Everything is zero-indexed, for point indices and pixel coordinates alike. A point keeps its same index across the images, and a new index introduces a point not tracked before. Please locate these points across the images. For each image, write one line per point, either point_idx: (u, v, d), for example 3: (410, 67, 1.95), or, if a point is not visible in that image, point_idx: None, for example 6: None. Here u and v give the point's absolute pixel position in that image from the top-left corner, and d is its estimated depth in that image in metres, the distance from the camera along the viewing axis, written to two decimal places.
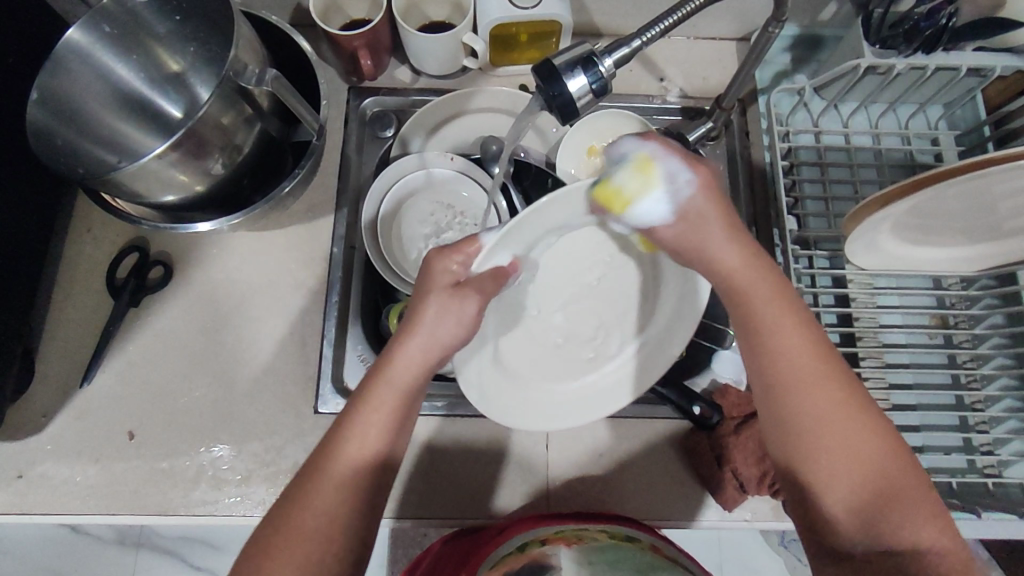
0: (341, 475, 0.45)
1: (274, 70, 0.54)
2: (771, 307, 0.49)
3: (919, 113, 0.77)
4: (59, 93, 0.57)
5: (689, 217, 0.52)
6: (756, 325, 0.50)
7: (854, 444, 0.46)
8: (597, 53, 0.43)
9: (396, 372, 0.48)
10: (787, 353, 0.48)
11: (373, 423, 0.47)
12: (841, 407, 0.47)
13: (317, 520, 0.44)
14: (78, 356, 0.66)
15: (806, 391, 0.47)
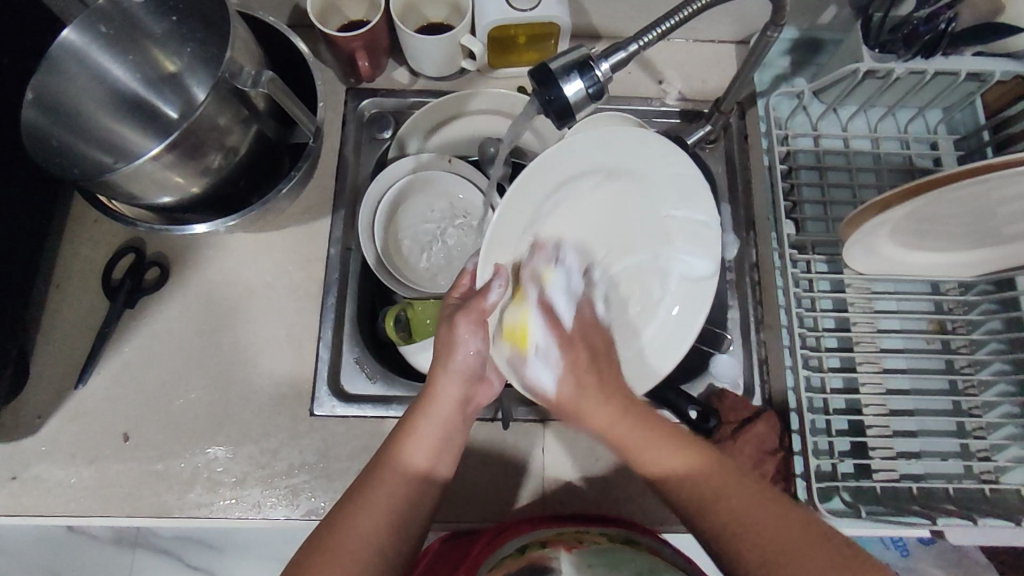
0: (392, 486, 0.51)
1: (269, 72, 0.53)
2: (632, 412, 0.52)
3: (918, 117, 0.77)
4: (55, 93, 0.57)
5: (576, 349, 0.54)
6: (621, 438, 0.52)
7: (740, 520, 0.47)
8: (594, 57, 0.43)
9: (438, 395, 0.54)
10: (673, 454, 0.51)
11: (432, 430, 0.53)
12: (729, 478, 0.49)
13: (370, 524, 0.49)
14: (75, 356, 0.66)
15: (705, 481, 0.49)
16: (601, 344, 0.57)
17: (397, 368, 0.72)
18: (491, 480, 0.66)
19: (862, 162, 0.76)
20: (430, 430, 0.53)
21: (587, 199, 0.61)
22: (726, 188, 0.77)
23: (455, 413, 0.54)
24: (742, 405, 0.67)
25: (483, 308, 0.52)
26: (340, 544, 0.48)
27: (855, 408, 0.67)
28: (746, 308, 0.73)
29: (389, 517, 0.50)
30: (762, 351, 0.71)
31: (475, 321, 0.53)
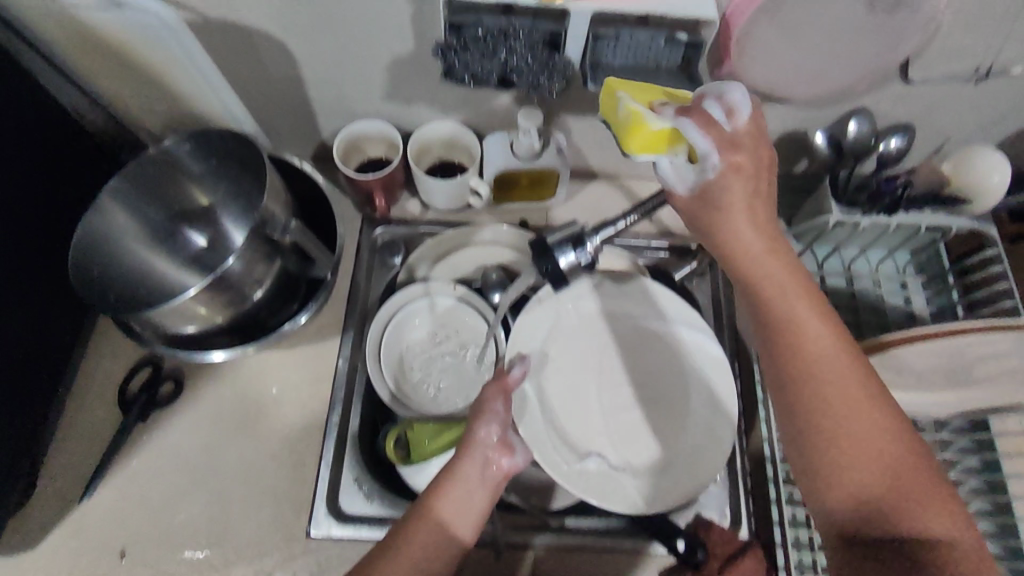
0: (421, 536, 0.55)
1: (296, 222, 0.61)
2: (792, 298, 0.49)
3: (888, 259, 0.83)
4: (99, 232, 0.64)
5: (738, 149, 0.50)
6: (797, 324, 0.48)
7: (868, 476, 0.45)
8: (587, 231, 0.48)
9: (467, 455, 0.60)
10: (807, 332, 0.48)
11: (458, 489, 0.58)
12: (869, 416, 0.46)
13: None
14: (83, 467, 0.68)
15: (836, 382, 0.46)
16: (766, 161, 0.51)
17: (393, 488, 0.73)
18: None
19: (838, 299, 0.82)
20: (459, 484, 0.59)
21: (583, 325, 0.71)
22: (713, 319, 0.82)
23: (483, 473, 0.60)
24: (724, 537, 0.68)
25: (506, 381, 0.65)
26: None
27: None
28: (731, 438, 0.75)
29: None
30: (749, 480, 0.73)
31: (500, 392, 0.65)
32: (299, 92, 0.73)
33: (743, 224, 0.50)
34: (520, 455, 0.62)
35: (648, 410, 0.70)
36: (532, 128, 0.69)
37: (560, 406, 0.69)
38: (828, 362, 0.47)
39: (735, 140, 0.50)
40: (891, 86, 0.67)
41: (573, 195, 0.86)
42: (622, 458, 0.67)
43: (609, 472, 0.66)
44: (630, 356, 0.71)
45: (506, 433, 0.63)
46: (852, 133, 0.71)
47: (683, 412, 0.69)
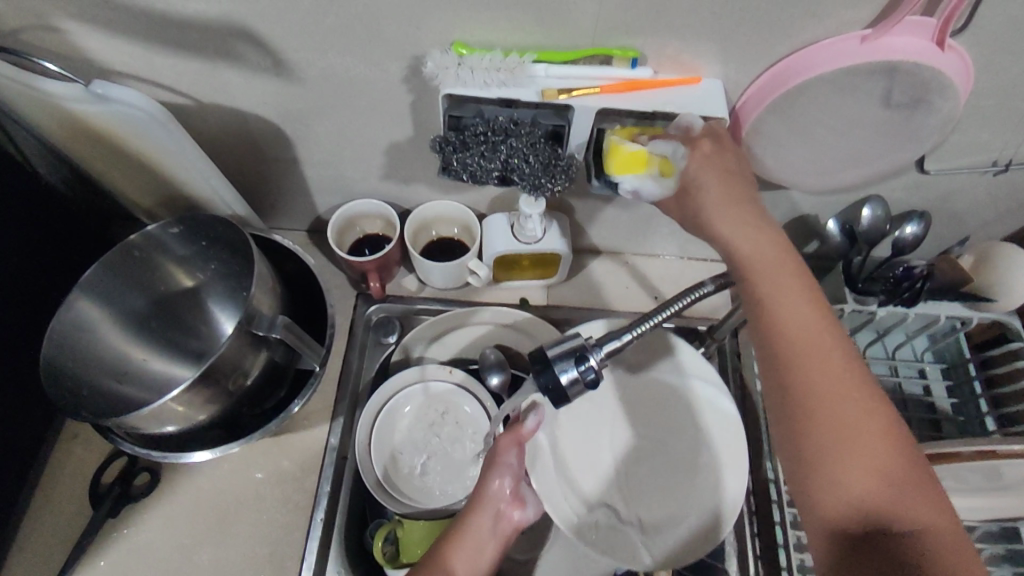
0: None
1: (286, 319, 0.57)
2: (780, 271, 0.45)
3: (905, 344, 0.80)
4: (77, 323, 0.61)
5: (698, 144, 0.51)
6: (757, 293, 0.45)
7: (869, 486, 0.40)
8: (589, 344, 0.45)
9: (480, 506, 0.58)
10: (791, 309, 0.44)
11: (471, 539, 0.57)
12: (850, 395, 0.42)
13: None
14: (46, 570, 0.63)
15: (817, 349, 0.43)
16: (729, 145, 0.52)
17: None
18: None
19: None
20: (471, 535, 0.57)
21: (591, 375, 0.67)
22: None
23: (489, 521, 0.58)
24: None
25: (518, 432, 0.60)
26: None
27: None
28: (743, 543, 0.69)
29: None
30: None
31: (515, 443, 0.60)
32: (295, 170, 0.71)
33: (714, 187, 0.50)
34: (529, 510, 0.60)
35: (660, 465, 0.65)
36: (534, 214, 0.67)
37: (574, 457, 0.64)
38: (824, 352, 0.43)
39: (694, 139, 0.52)
40: (907, 175, 0.65)
41: (576, 272, 0.84)
42: (633, 513, 0.63)
43: (615, 526, 0.62)
44: (644, 409, 0.66)
45: (519, 486, 0.60)
46: (866, 220, 0.69)
47: (693, 471, 0.63)
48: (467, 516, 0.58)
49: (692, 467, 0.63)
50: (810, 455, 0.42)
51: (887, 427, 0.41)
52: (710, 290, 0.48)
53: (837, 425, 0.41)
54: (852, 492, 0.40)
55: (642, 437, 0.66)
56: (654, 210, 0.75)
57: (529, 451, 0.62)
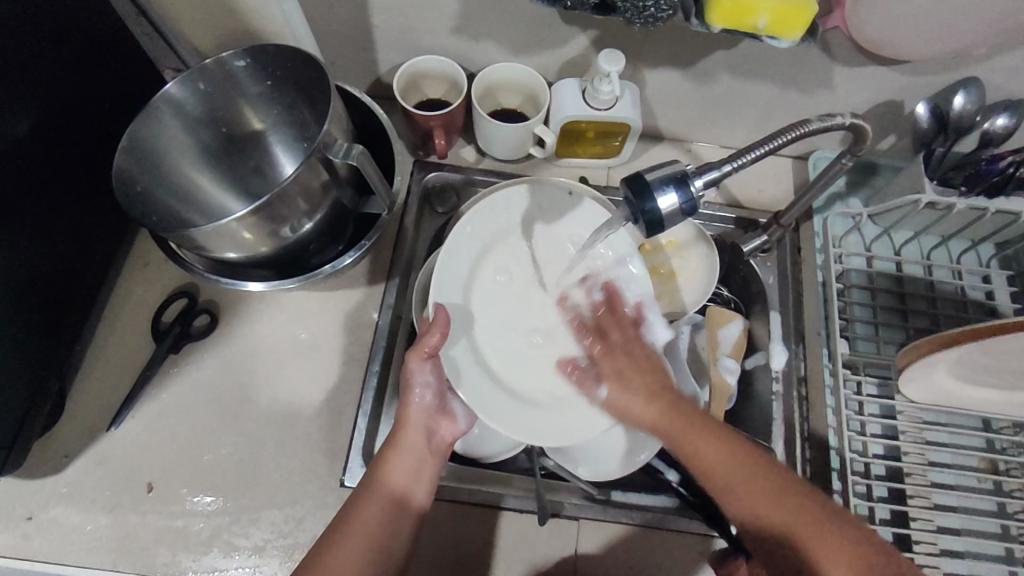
0: (372, 516, 0.53)
1: (360, 147, 0.55)
2: (677, 425, 0.52)
3: (970, 251, 0.78)
4: (146, 143, 0.59)
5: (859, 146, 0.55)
6: (673, 433, 0.52)
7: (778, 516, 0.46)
8: (689, 173, 0.44)
9: (406, 438, 0.57)
10: (689, 440, 0.51)
11: (407, 454, 0.57)
12: (746, 474, 0.48)
13: (354, 547, 0.51)
14: (110, 397, 0.65)
15: (699, 438, 0.51)
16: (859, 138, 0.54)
17: None
18: (497, 545, 0.64)
19: (916, 289, 0.76)
20: (405, 454, 0.57)
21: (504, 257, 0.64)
22: (777, 298, 0.76)
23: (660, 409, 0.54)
24: None
25: (426, 346, 0.56)
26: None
27: (903, 544, 0.64)
28: (792, 422, 0.70)
29: (368, 546, 0.52)
30: (807, 470, 0.68)
31: (424, 357, 0.56)
32: (360, 17, 0.67)
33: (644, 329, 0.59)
34: (460, 421, 0.62)
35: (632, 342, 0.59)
36: (613, 73, 0.64)
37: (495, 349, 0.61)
38: (705, 443, 0.50)
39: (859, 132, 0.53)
40: (1013, 55, 0.61)
41: (636, 155, 0.80)
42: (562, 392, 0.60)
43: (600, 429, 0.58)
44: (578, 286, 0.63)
45: (443, 395, 0.60)
46: (955, 108, 0.66)
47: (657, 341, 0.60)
48: (393, 441, 0.57)
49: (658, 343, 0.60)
50: (683, 447, 0.51)
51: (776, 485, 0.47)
52: (811, 129, 0.50)
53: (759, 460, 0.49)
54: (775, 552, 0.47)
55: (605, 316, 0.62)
56: (729, 88, 0.71)
57: (445, 364, 0.58)
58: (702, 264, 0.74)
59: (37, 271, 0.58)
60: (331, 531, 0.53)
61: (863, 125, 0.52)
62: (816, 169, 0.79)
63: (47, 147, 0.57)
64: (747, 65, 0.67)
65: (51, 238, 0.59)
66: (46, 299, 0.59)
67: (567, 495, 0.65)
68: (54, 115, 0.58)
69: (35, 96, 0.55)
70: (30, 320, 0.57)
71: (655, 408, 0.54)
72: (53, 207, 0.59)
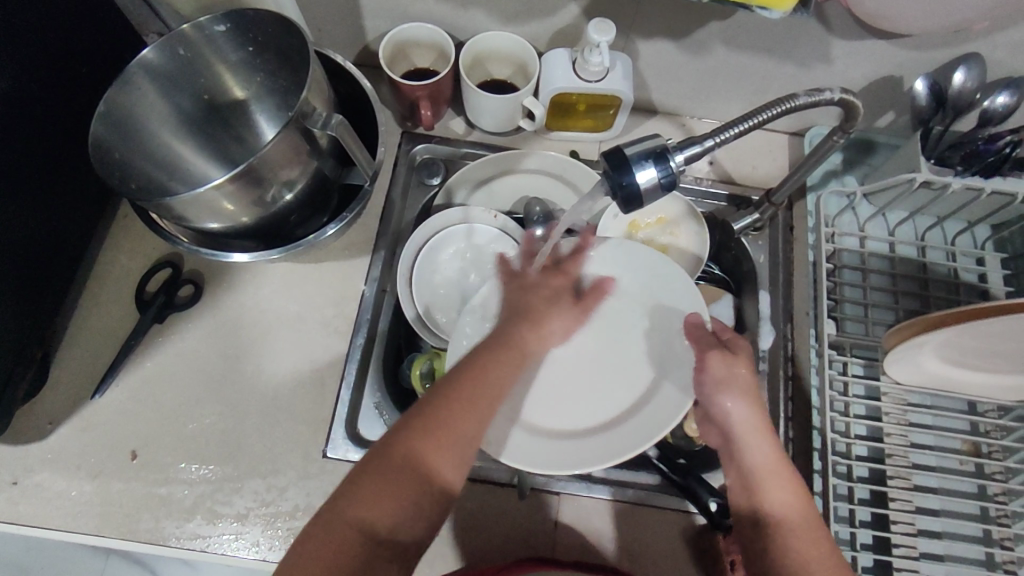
0: (484, 410, 0.47)
1: (340, 116, 0.54)
2: (761, 434, 0.50)
3: (966, 232, 0.77)
4: (124, 110, 0.58)
5: (848, 123, 0.54)
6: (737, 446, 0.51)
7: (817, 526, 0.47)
8: (670, 148, 0.43)
9: (521, 343, 0.53)
10: (764, 453, 0.50)
11: (523, 350, 0.53)
12: (786, 493, 0.48)
13: (463, 431, 0.46)
14: (94, 366, 0.65)
15: (761, 456, 0.49)
16: (848, 115, 0.52)
17: None
18: (478, 517, 0.65)
19: (908, 270, 0.75)
20: (518, 355, 0.52)
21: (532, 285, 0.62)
22: (768, 277, 0.76)
23: (757, 422, 0.51)
24: None
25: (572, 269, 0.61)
26: (392, 484, 0.43)
27: (882, 523, 0.65)
28: (776, 401, 0.70)
29: (482, 431, 0.47)
30: (789, 449, 0.68)
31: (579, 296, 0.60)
32: None
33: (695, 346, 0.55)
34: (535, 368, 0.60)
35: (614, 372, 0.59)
36: (603, 44, 0.63)
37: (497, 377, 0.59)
38: (760, 451, 0.50)
39: (850, 106, 0.51)
40: (1015, 29, 0.59)
41: (629, 129, 0.79)
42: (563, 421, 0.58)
43: (571, 431, 0.58)
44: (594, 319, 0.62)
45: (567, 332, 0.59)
46: (956, 84, 0.64)
47: (649, 368, 0.59)
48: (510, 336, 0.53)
49: (640, 363, 0.60)
50: (738, 447, 0.50)
51: (805, 505, 0.48)
52: (797, 106, 0.48)
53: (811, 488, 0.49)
54: (771, 552, 0.46)
55: (587, 334, 0.61)
56: (724, 61, 0.70)
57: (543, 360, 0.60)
58: (693, 241, 0.73)
59: (17, 238, 0.57)
60: (428, 405, 0.47)
61: (852, 101, 0.50)
62: (810, 146, 0.78)
63: (25, 112, 0.56)
64: (742, 37, 0.66)
65: (30, 207, 0.58)
66: (26, 267, 0.59)
67: (547, 471, 0.66)
68: (31, 81, 0.56)
69: (10, 60, 0.54)
70: (10, 287, 0.57)
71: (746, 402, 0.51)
72: (33, 174, 0.58)
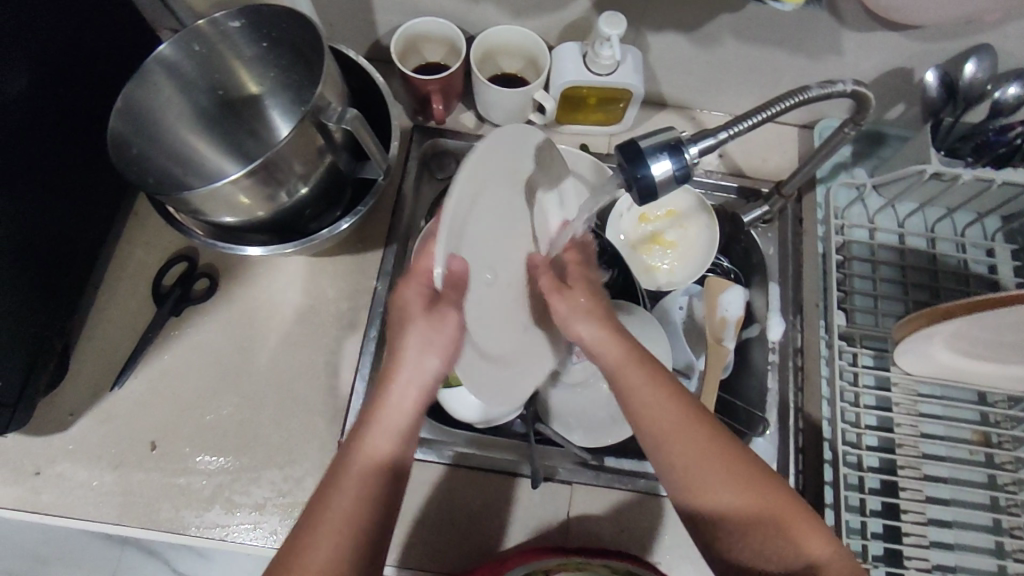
0: (358, 486, 0.46)
1: (354, 110, 0.55)
2: (669, 422, 0.51)
3: (976, 223, 0.77)
4: (142, 106, 0.59)
5: (861, 115, 0.54)
6: (653, 441, 0.51)
7: (761, 497, 0.49)
8: (683, 140, 0.44)
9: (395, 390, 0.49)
10: (667, 431, 0.50)
11: (400, 391, 0.49)
12: (705, 466, 0.49)
13: (337, 519, 0.45)
14: (113, 359, 0.66)
15: (672, 439, 0.50)
16: (861, 107, 0.53)
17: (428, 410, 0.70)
18: (491, 506, 0.65)
19: (918, 262, 0.75)
20: (394, 417, 0.48)
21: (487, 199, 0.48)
22: (777, 269, 0.76)
23: (654, 385, 0.52)
24: None
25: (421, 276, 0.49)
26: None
27: (892, 513, 0.66)
28: (786, 392, 0.71)
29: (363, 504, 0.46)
30: (800, 439, 0.69)
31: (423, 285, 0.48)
32: None
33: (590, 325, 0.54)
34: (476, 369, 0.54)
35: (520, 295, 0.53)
36: (614, 37, 0.63)
37: None
38: (676, 437, 0.50)
39: (864, 98, 0.51)
40: None
41: (639, 122, 0.79)
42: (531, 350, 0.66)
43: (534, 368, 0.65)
44: None
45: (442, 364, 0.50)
46: (967, 76, 0.64)
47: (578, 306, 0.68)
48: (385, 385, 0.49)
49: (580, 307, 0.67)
50: (654, 443, 0.51)
51: (728, 460, 0.50)
52: (810, 99, 0.49)
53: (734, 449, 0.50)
54: (727, 546, 0.50)
55: (504, 238, 0.51)
56: (734, 54, 0.70)
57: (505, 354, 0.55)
58: (703, 233, 0.73)
59: (37, 233, 0.58)
60: (316, 501, 0.47)
61: (864, 92, 0.51)
62: (819, 139, 0.78)
63: (44, 109, 0.57)
64: (752, 30, 0.66)
65: (49, 202, 0.59)
66: (46, 261, 0.60)
67: (560, 461, 0.67)
68: (49, 77, 0.57)
69: (30, 56, 0.55)
70: (31, 281, 0.58)
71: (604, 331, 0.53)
72: (52, 169, 0.59)
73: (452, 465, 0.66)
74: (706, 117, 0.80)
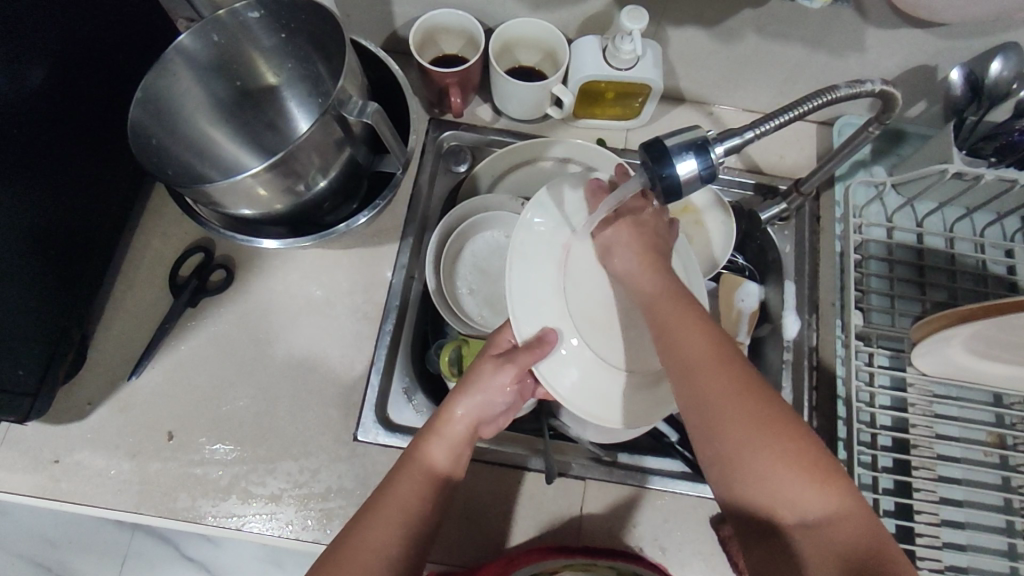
0: (405, 494, 0.51)
1: (375, 104, 0.55)
2: (700, 364, 0.44)
3: (995, 224, 0.76)
4: (162, 97, 0.59)
5: (886, 115, 0.54)
6: (679, 376, 0.45)
7: (780, 473, 0.42)
8: (710, 140, 0.43)
9: (439, 466, 0.53)
10: (691, 367, 0.45)
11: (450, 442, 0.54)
12: (738, 414, 0.43)
13: (380, 539, 0.49)
14: (130, 349, 0.67)
15: (700, 375, 0.44)
16: (887, 106, 0.52)
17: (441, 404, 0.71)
18: (502, 501, 0.66)
19: (935, 261, 0.75)
20: (442, 445, 0.53)
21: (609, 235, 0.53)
22: (794, 267, 0.76)
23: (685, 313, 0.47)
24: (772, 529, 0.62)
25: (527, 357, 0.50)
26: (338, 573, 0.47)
27: (905, 513, 0.66)
28: (801, 391, 0.71)
29: (404, 522, 0.50)
30: None
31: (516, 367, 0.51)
32: None
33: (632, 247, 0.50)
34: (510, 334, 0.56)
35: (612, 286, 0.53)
36: (634, 31, 0.62)
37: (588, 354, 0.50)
38: (706, 382, 0.44)
39: (891, 98, 0.51)
40: None
41: (656, 117, 0.78)
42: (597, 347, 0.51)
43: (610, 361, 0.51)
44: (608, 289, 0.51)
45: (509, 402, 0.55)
46: (994, 73, 0.63)
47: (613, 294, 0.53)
48: (427, 440, 0.54)
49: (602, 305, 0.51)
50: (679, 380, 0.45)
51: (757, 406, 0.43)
52: (838, 99, 0.48)
53: (768, 407, 0.43)
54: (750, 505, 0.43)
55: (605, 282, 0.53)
56: (754, 49, 0.69)
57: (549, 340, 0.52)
58: (718, 230, 0.73)
59: (57, 221, 0.58)
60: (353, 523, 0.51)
61: (892, 91, 0.50)
62: (839, 136, 0.78)
63: (65, 100, 0.57)
64: (775, 26, 0.65)
65: (67, 192, 0.59)
66: (65, 251, 0.60)
67: (573, 456, 0.67)
68: (68, 67, 0.57)
69: (51, 46, 0.55)
70: (50, 270, 0.58)
71: (657, 280, 0.49)
72: (71, 157, 0.59)
73: (466, 459, 0.66)
74: (723, 113, 0.80)
